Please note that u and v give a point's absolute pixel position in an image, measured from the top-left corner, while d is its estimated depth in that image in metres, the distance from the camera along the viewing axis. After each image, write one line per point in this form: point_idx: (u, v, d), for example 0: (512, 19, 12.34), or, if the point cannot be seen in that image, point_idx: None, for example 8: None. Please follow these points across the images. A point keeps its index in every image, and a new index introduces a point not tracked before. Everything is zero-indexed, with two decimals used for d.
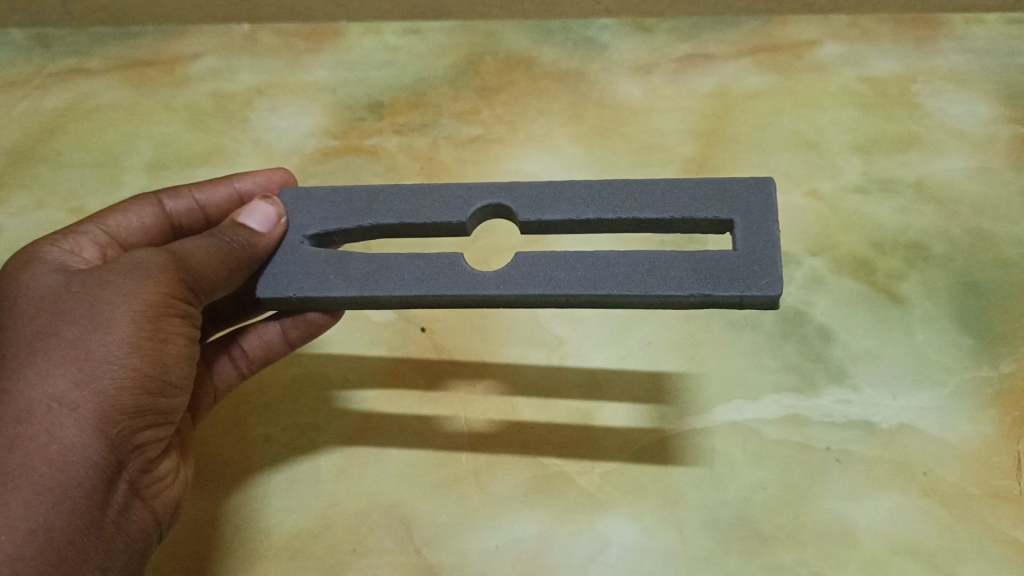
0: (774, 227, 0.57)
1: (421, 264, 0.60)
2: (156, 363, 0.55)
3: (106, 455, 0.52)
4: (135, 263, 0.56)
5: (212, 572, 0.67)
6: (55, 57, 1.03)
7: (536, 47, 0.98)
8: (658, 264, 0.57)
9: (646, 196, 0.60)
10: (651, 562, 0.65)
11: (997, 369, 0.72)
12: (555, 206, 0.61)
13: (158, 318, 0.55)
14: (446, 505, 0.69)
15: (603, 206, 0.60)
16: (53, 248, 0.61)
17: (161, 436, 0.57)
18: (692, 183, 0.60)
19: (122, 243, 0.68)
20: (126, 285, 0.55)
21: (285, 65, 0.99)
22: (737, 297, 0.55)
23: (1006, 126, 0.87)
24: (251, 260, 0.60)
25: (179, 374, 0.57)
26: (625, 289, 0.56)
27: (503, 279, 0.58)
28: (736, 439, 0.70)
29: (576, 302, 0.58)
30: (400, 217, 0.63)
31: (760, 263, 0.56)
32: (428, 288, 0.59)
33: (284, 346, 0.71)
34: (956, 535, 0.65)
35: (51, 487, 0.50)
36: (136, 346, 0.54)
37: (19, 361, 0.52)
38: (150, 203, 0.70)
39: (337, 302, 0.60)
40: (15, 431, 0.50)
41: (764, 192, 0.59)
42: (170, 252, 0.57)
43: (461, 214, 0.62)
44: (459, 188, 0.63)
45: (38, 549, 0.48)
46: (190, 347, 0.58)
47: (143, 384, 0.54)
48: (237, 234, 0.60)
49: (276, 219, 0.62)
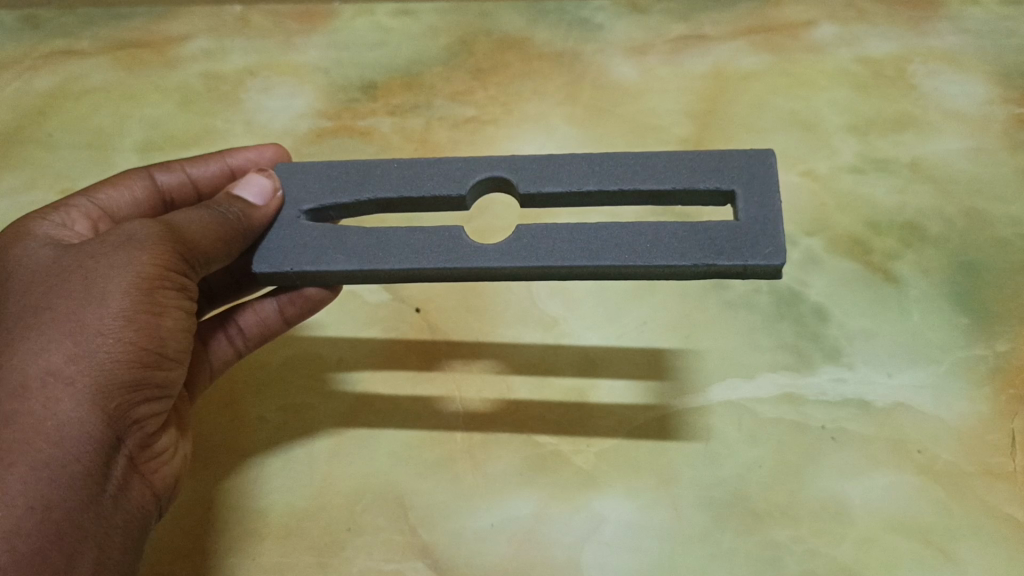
0: (775, 196, 0.57)
1: (420, 236, 0.59)
2: (152, 337, 0.54)
3: (103, 429, 0.52)
4: (127, 235, 0.56)
5: (210, 552, 0.67)
6: (45, 39, 1.01)
7: (530, 27, 0.97)
8: (662, 235, 0.56)
9: (646, 166, 0.60)
10: (646, 539, 0.65)
11: (993, 347, 0.72)
12: (556, 178, 0.61)
13: (153, 291, 0.54)
14: (440, 484, 0.69)
15: (605, 178, 0.60)
16: (43, 222, 0.61)
17: (159, 410, 0.57)
18: (693, 155, 0.60)
19: (114, 216, 0.67)
20: (120, 257, 0.54)
21: (276, 47, 0.98)
22: (741, 266, 0.55)
23: (1003, 107, 0.86)
24: (248, 233, 0.60)
25: (176, 347, 0.57)
26: (628, 260, 0.56)
27: (505, 251, 0.58)
28: (733, 418, 0.70)
29: (577, 274, 0.57)
30: (398, 191, 0.62)
31: (762, 233, 0.56)
32: (429, 261, 0.58)
33: (281, 323, 0.71)
34: (950, 513, 0.65)
35: (48, 463, 0.49)
36: (132, 319, 0.53)
37: (13, 336, 0.52)
38: (140, 177, 0.70)
39: (337, 275, 0.60)
40: (11, 406, 0.50)
41: (765, 162, 0.59)
42: (163, 223, 0.57)
43: (460, 187, 0.62)
44: (457, 161, 0.63)
45: (36, 524, 0.48)
46: (185, 321, 0.58)
47: (139, 357, 0.54)
48: (232, 206, 0.59)
49: (272, 193, 0.62)
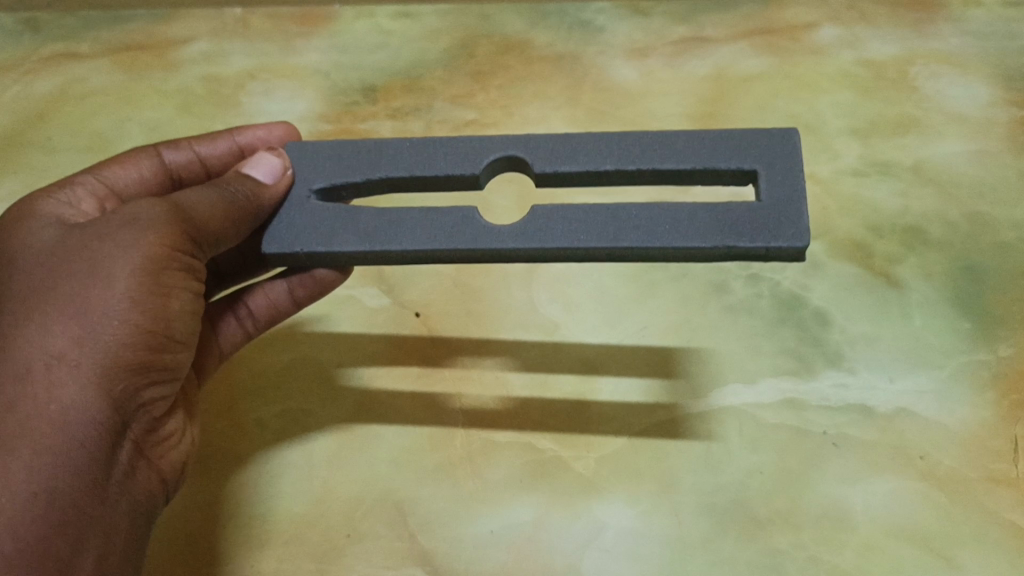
0: (799, 177, 0.57)
1: (433, 217, 0.59)
2: (158, 319, 0.54)
3: (108, 414, 0.52)
4: (134, 214, 0.55)
5: (210, 557, 0.67)
6: (46, 41, 1.01)
7: (530, 29, 0.97)
8: (681, 216, 0.56)
9: (664, 145, 0.60)
10: (646, 546, 0.65)
11: (995, 352, 0.71)
12: (571, 157, 0.60)
13: (159, 272, 0.54)
14: (440, 490, 0.68)
15: (622, 158, 0.60)
16: (49, 201, 0.61)
17: (166, 394, 0.57)
18: (714, 134, 0.60)
19: (120, 195, 0.67)
20: (126, 237, 0.54)
21: (277, 49, 0.97)
22: (763, 248, 0.55)
23: (1006, 110, 0.86)
24: (258, 214, 0.59)
25: (183, 329, 0.56)
26: (646, 242, 0.56)
27: (520, 233, 0.57)
28: (733, 423, 0.69)
29: (593, 256, 0.57)
30: (412, 169, 0.62)
31: (785, 215, 0.55)
32: (443, 242, 0.58)
33: (291, 305, 0.70)
34: (953, 520, 0.64)
35: (52, 449, 0.49)
36: (137, 301, 0.53)
37: (18, 319, 0.52)
38: (147, 154, 0.69)
39: (348, 257, 0.60)
40: (16, 390, 0.50)
41: (789, 142, 0.58)
42: (171, 202, 0.56)
43: (473, 167, 0.61)
44: (470, 141, 0.62)
45: (40, 511, 0.48)
46: (193, 302, 0.57)
47: (145, 339, 0.53)
48: (242, 185, 0.59)
49: (281, 171, 0.61)
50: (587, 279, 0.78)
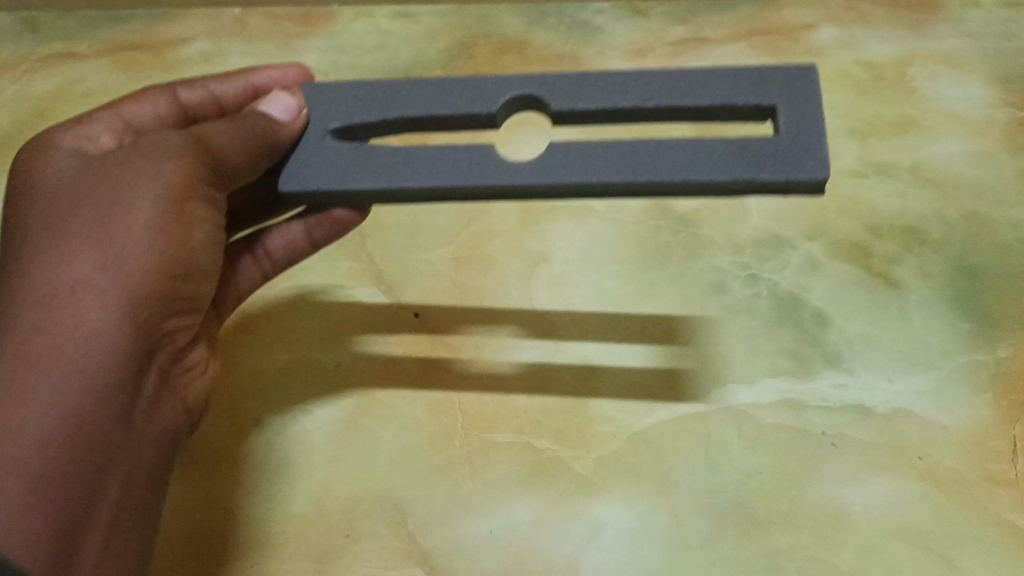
0: (818, 111, 0.57)
1: (452, 154, 0.59)
2: (180, 248, 0.58)
3: (130, 340, 0.55)
4: (155, 145, 0.58)
5: (208, 558, 0.67)
6: (44, 41, 1.01)
7: (529, 30, 0.97)
8: (700, 151, 0.56)
9: (684, 82, 0.59)
10: (645, 546, 0.65)
11: (994, 353, 0.72)
12: (588, 94, 0.60)
13: (181, 202, 0.57)
14: (439, 490, 0.68)
15: (640, 95, 0.59)
16: (68, 134, 0.63)
17: (185, 325, 0.61)
18: (733, 71, 0.59)
19: (139, 130, 0.67)
20: (147, 167, 0.57)
21: (276, 50, 0.97)
22: (783, 180, 0.55)
23: (1004, 111, 0.86)
24: (274, 149, 0.60)
25: (204, 259, 0.60)
26: (666, 176, 0.56)
27: (540, 168, 0.57)
28: (732, 423, 0.69)
29: (611, 191, 0.57)
30: (428, 108, 0.61)
31: (804, 147, 0.55)
32: (463, 179, 0.58)
33: (308, 246, 0.72)
34: (951, 521, 0.65)
35: (78, 373, 0.52)
36: (161, 230, 0.56)
37: (44, 246, 0.55)
38: (165, 92, 0.69)
39: (367, 195, 0.60)
40: (41, 313, 0.53)
41: (807, 77, 0.58)
42: (191, 134, 0.59)
43: (490, 104, 0.61)
44: (487, 80, 0.62)
45: (68, 433, 0.51)
46: (213, 234, 0.61)
47: (168, 268, 0.57)
48: (259, 121, 0.60)
49: (298, 111, 0.62)
50: (584, 278, 0.78)
